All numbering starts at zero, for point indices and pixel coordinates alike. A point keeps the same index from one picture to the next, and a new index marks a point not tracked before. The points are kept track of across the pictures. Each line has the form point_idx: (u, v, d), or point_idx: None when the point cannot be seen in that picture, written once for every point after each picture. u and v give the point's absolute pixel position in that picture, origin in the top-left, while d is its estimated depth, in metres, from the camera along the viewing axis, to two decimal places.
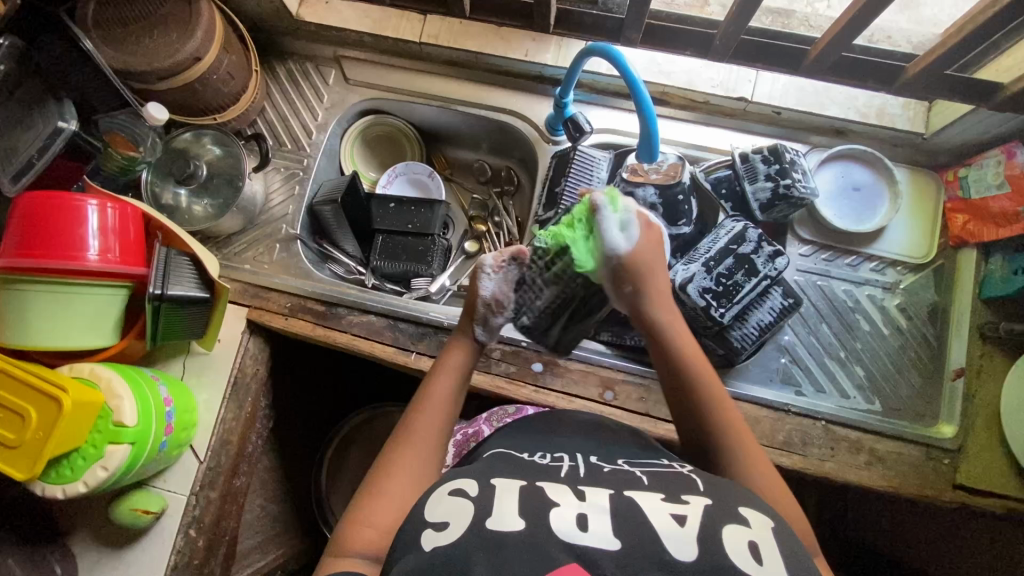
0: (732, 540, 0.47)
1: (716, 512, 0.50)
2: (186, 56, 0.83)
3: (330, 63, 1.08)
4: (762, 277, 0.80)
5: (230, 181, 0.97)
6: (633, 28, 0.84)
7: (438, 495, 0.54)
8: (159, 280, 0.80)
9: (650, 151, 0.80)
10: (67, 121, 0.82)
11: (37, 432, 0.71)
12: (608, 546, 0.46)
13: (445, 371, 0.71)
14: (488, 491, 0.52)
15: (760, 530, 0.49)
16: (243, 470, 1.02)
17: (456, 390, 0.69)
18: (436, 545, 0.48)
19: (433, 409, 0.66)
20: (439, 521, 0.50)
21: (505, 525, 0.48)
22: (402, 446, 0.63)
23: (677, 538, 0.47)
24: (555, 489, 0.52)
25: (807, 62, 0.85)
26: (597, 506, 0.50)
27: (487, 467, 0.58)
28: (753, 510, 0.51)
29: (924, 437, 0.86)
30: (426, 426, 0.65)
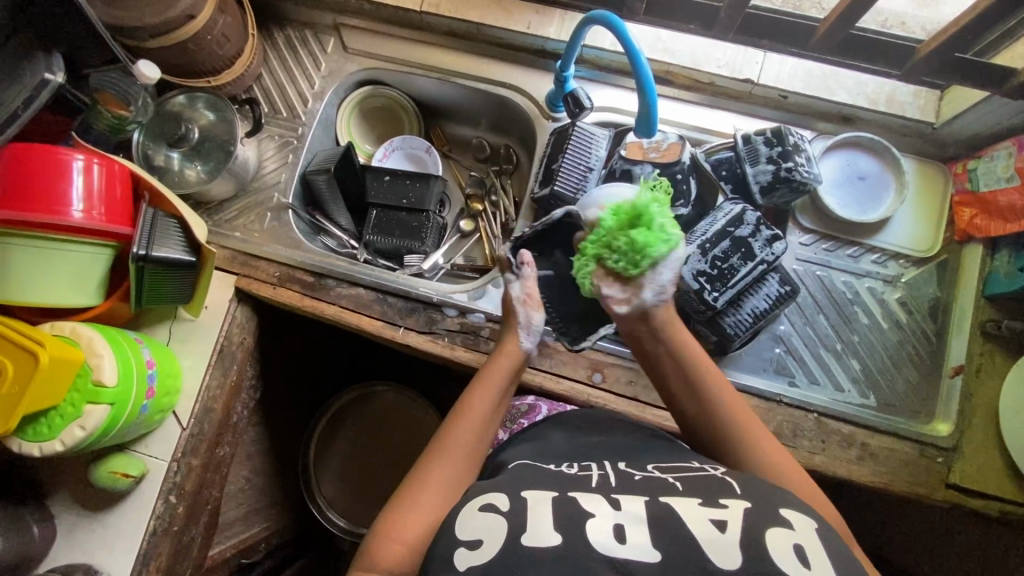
0: (778, 545, 0.46)
1: (754, 516, 0.48)
2: (178, 13, 0.81)
3: (329, 31, 1.06)
4: (758, 262, 0.77)
5: (222, 145, 0.96)
6: None
7: (470, 511, 0.53)
8: (143, 240, 0.79)
9: (648, 126, 0.78)
10: (54, 74, 0.75)
11: (13, 387, 0.69)
12: (647, 559, 0.46)
13: (488, 380, 0.69)
14: (520, 504, 0.52)
15: (805, 535, 0.47)
16: (227, 440, 1.01)
17: (497, 401, 0.68)
18: (471, 564, 0.48)
19: (473, 418, 0.65)
20: (472, 539, 0.50)
21: (540, 540, 0.48)
22: (439, 457, 0.61)
23: (721, 546, 0.46)
24: (589, 500, 0.52)
25: (814, 40, 0.85)
26: (633, 516, 0.49)
27: (515, 478, 0.57)
28: (793, 510, 0.50)
29: (919, 434, 0.85)
30: (465, 435, 0.64)
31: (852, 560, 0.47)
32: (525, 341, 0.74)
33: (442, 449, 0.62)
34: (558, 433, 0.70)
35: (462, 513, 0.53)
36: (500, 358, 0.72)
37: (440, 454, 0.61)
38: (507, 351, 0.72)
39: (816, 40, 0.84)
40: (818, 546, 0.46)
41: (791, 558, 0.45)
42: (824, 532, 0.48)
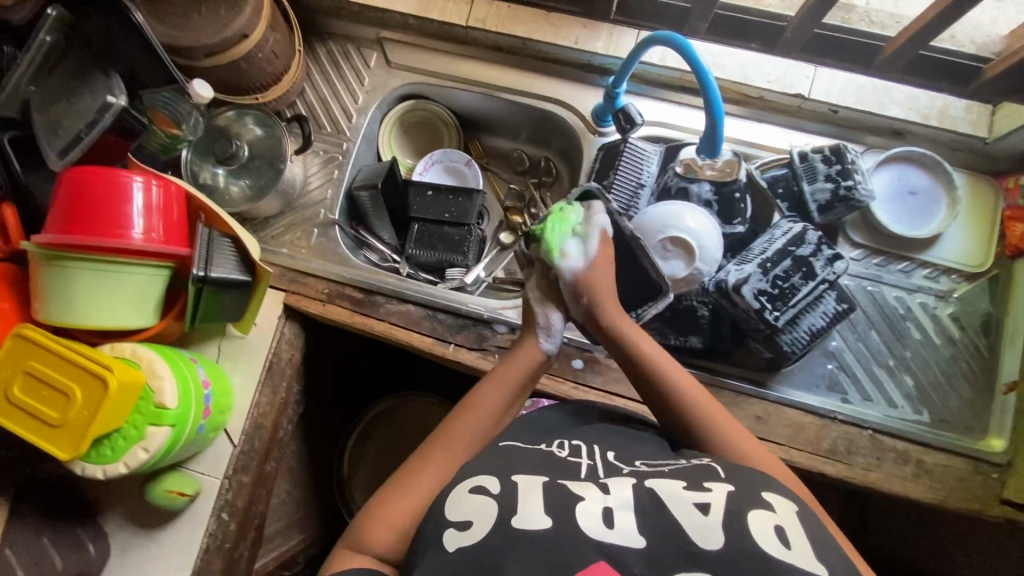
0: (759, 527, 0.49)
1: (738, 500, 0.52)
2: (234, 33, 0.80)
3: (372, 45, 1.05)
4: (820, 281, 0.77)
5: (271, 162, 0.96)
6: (701, 18, 0.89)
7: (460, 492, 0.56)
8: (202, 261, 0.79)
9: (712, 146, 0.80)
10: (116, 97, 0.77)
11: (81, 411, 0.70)
12: (631, 543, 0.49)
13: (500, 377, 0.72)
14: (510, 487, 0.55)
15: (784, 515, 0.51)
16: (274, 455, 1.01)
17: (507, 401, 0.70)
18: (460, 545, 0.50)
19: (479, 414, 0.68)
20: (462, 521, 0.53)
21: (531, 523, 0.50)
22: (439, 445, 0.64)
23: (704, 528, 0.49)
24: (577, 485, 0.55)
25: (881, 58, 0.89)
26: (621, 501, 0.52)
27: (506, 459, 0.60)
28: (775, 494, 0.54)
29: (973, 450, 0.85)
30: (468, 428, 0.66)
31: (836, 553, 0.50)
32: (545, 344, 0.76)
33: (442, 438, 0.65)
34: (554, 418, 0.73)
35: (453, 494, 0.56)
36: (517, 359, 0.74)
37: (439, 443, 0.65)
38: (525, 352, 0.74)
39: (882, 58, 0.89)
40: (796, 525, 0.51)
41: (772, 538, 0.48)
42: (801, 511, 0.53)
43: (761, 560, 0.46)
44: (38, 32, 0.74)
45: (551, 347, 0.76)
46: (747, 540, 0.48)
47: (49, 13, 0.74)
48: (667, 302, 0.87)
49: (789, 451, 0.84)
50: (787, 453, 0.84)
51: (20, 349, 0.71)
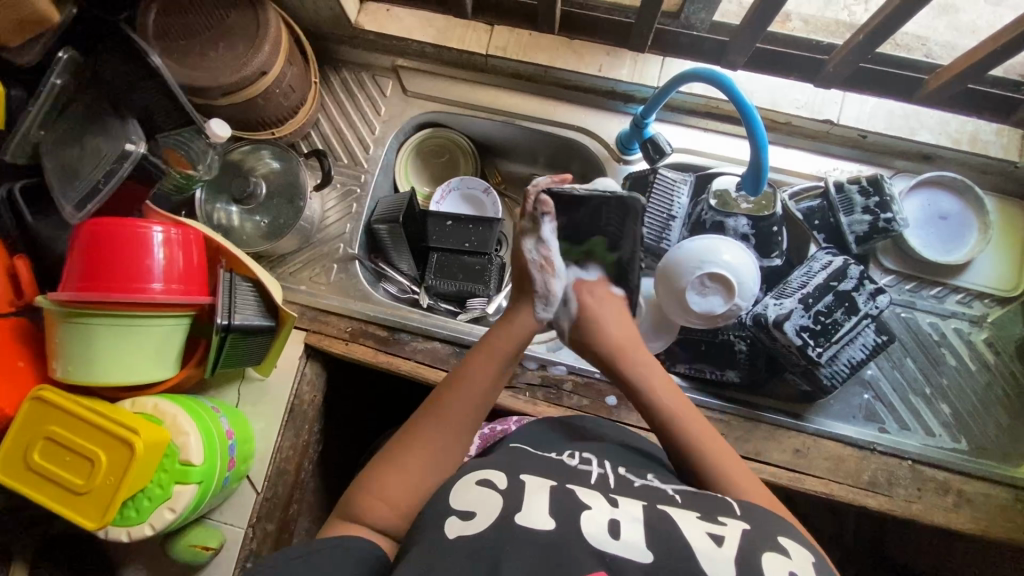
0: (772, 568, 0.45)
1: (754, 537, 0.48)
2: (254, 70, 0.78)
3: (387, 73, 1.03)
4: (863, 316, 0.76)
5: (289, 199, 0.92)
6: (739, 53, 0.86)
7: (466, 483, 0.55)
8: (225, 309, 0.76)
9: (756, 183, 0.77)
10: (135, 145, 0.74)
11: (107, 476, 0.67)
12: (640, 558, 0.45)
13: (490, 345, 0.70)
14: (517, 487, 0.53)
15: (801, 562, 0.47)
16: (297, 498, 0.98)
17: (500, 371, 0.69)
18: (462, 533, 0.49)
19: (473, 384, 0.66)
20: (466, 511, 0.51)
21: (536, 523, 0.48)
22: (436, 418, 0.63)
23: (713, 558, 0.46)
24: (586, 494, 0.53)
25: (924, 92, 0.85)
26: (630, 515, 0.50)
27: (514, 461, 0.59)
28: (792, 541, 0.50)
29: (1012, 477, 0.84)
30: (460, 399, 0.65)
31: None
32: (541, 312, 0.73)
33: (439, 409, 0.64)
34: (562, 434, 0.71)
35: (460, 484, 0.55)
36: (511, 328, 0.71)
37: (436, 415, 0.63)
38: (518, 321, 0.72)
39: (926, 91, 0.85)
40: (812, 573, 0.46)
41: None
42: (818, 564, 0.48)
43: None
44: (50, 75, 0.71)
45: (546, 316, 0.74)
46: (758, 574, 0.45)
47: (61, 56, 0.71)
48: (702, 337, 0.88)
49: (830, 485, 0.83)
50: (828, 486, 0.82)
51: (38, 411, 0.68)
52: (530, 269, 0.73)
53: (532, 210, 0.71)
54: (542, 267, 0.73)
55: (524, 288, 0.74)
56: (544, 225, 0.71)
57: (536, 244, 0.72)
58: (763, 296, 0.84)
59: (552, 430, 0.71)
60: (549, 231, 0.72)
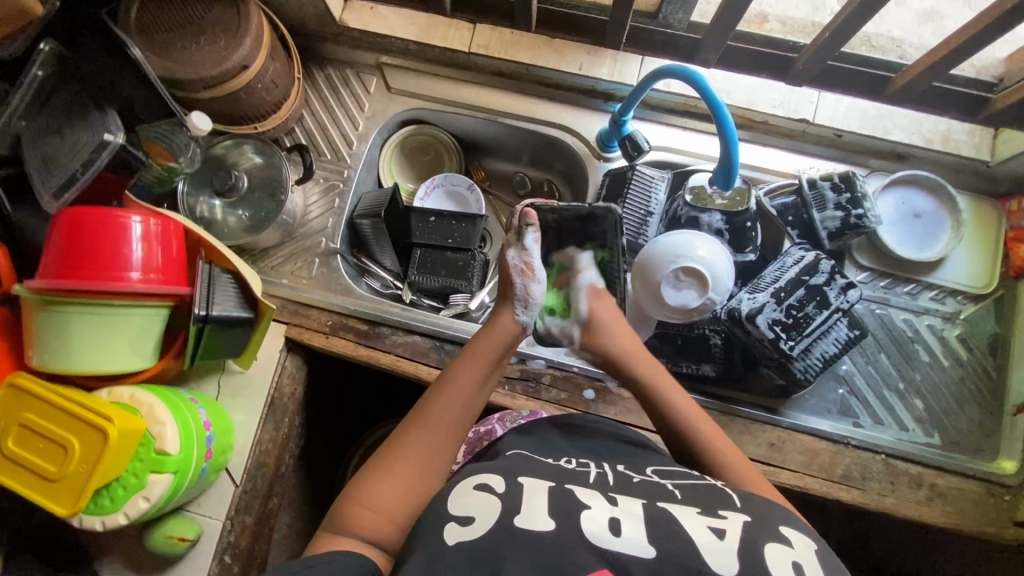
0: (776, 561, 0.46)
1: (755, 529, 0.49)
2: (234, 65, 0.79)
3: (371, 70, 1.04)
4: (834, 309, 0.77)
5: (272, 193, 0.93)
6: (712, 50, 0.86)
7: (465, 490, 0.54)
8: (203, 300, 0.76)
9: (727, 177, 0.79)
10: (114, 134, 0.74)
11: (80, 464, 0.67)
12: (643, 554, 0.46)
13: (475, 352, 0.70)
14: (516, 488, 0.53)
15: (804, 552, 0.48)
16: (277, 492, 0.98)
17: (484, 374, 0.69)
18: (461, 539, 0.48)
19: (457, 389, 0.66)
20: (464, 516, 0.50)
21: (535, 523, 0.48)
22: (421, 425, 0.63)
23: (717, 552, 0.46)
24: (584, 493, 0.53)
25: (891, 89, 0.86)
26: (629, 512, 0.50)
27: (513, 463, 0.59)
28: (795, 531, 0.50)
29: (984, 472, 0.85)
30: (447, 405, 0.65)
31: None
32: (522, 316, 0.74)
33: (425, 415, 0.64)
34: (552, 434, 0.70)
35: (457, 489, 0.55)
36: (492, 332, 0.72)
37: (422, 422, 0.63)
38: (499, 325, 0.73)
39: (893, 89, 0.85)
40: (813, 560, 0.47)
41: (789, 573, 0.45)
42: (821, 550, 0.49)
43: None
44: (31, 65, 0.72)
45: (528, 320, 0.75)
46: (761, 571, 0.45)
47: (43, 48, 0.72)
48: (677, 331, 0.89)
49: (804, 478, 0.83)
50: (802, 479, 0.83)
51: (15, 398, 0.69)
52: (512, 274, 0.74)
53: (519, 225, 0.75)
54: (521, 273, 0.74)
55: (506, 293, 0.75)
56: (528, 233, 0.74)
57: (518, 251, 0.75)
58: (737, 290, 0.85)
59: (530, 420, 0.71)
60: (534, 242, 0.75)
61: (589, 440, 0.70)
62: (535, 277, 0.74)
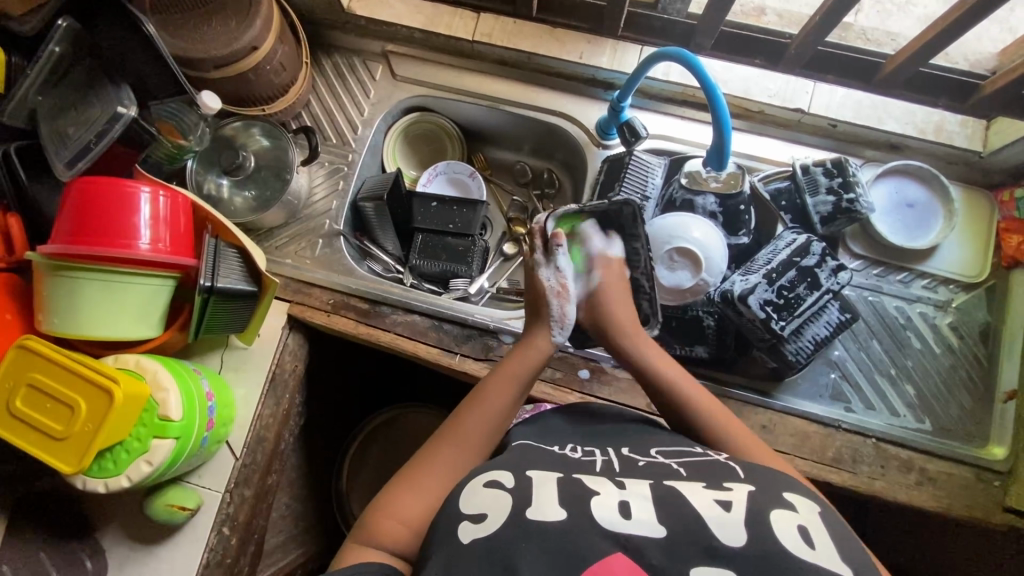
0: (781, 523, 0.47)
1: (761, 498, 0.50)
2: (243, 45, 0.81)
3: (377, 58, 1.06)
4: (824, 290, 0.79)
5: (277, 173, 0.96)
6: (706, 36, 0.89)
7: (472, 488, 0.54)
8: (209, 271, 0.79)
9: (719, 160, 0.81)
10: (127, 108, 0.77)
11: (86, 424, 0.69)
12: (653, 534, 0.47)
13: (508, 371, 0.70)
14: (525, 483, 0.53)
15: (807, 515, 0.49)
16: (276, 468, 0.99)
17: (517, 392, 0.69)
18: (475, 538, 0.49)
19: (489, 406, 0.66)
20: (477, 513, 0.51)
21: (547, 515, 0.49)
22: (452, 442, 0.63)
23: (724, 524, 0.47)
24: (593, 481, 0.54)
25: (881, 75, 0.90)
26: (638, 495, 0.51)
27: (521, 457, 0.59)
28: (798, 496, 0.51)
29: (976, 458, 0.85)
30: (479, 424, 0.65)
31: (859, 549, 0.47)
32: (556, 337, 0.75)
33: (456, 431, 0.64)
34: (556, 419, 0.71)
35: (468, 488, 0.55)
36: (525, 352, 0.72)
37: (453, 437, 0.63)
38: (534, 345, 0.73)
39: (883, 75, 0.90)
40: (819, 524, 0.48)
41: (795, 537, 0.46)
42: (826, 514, 0.50)
43: (782, 556, 0.44)
44: (49, 42, 0.75)
45: (562, 340, 0.76)
46: (769, 537, 0.45)
47: (59, 23, 0.74)
48: (673, 313, 0.89)
49: (795, 460, 0.84)
50: (794, 461, 0.84)
51: (23, 359, 0.71)
52: (548, 296, 0.76)
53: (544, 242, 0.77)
54: (557, 296, 0.76)
55: (540, 313, 0.76)
56: (559, 256, 0.76)
57: (554, 272, 0.76)
58: (731, 273, 0.87)
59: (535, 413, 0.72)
60: (567, 263, 0.77)
61: (589, 422, 0.71)
62: (572, 299, 0.76)
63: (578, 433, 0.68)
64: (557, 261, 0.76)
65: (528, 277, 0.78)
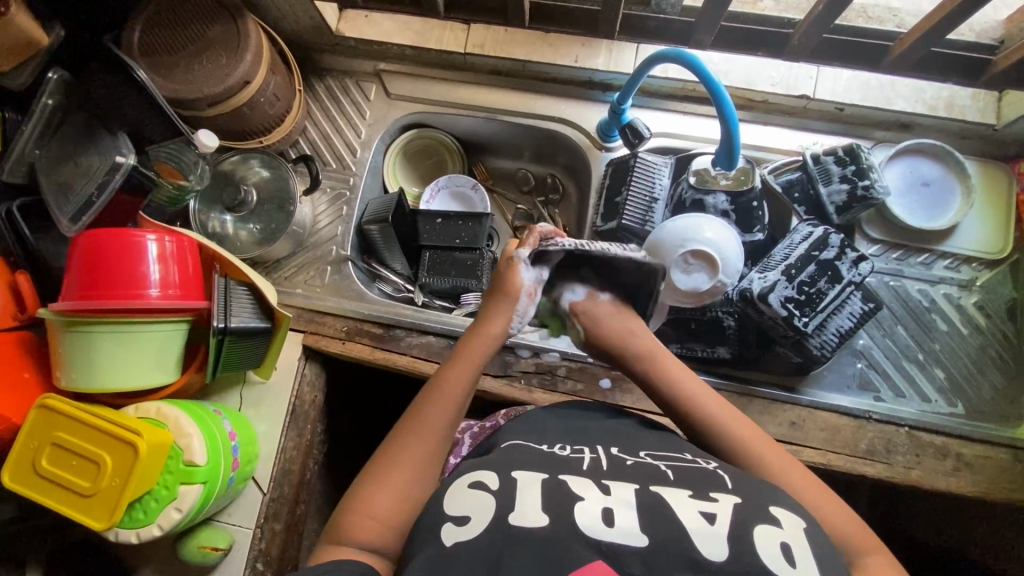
0: (765, 541, 0.46)
1: (745, 510, 0.48)
2: (236, 81, 0.81)
3: (370, 77, 1.05)
4: (846, 283, 0.78)
5: (281, 205, 0.95)
6: (705, 32, 0.86)
7: (456, 489, 0.53)
8: (221, 313, 0.78)
9: (729, 157, 0.80)
10: (125, 156, 0.78)
11: (113, 478, 0.69)
12: (635, 542, 0.46)
13: (464, 358, 0.67)
14: (509, 484, 0.52)
15: (792, 532, 0.47)
16: (304, 498, 0.98)
17: (472, 382, 0.66)
18: (458, 539, 0.48)
19: (446, 397, 0.63)
20: (460, 515, 0.50)
21: (528, 521, 0.48)
22: (409, 435, 0.61)
23: (708, 537, 0.46)
24: (577, 484, 0.51)
25: (890, 59, 0.86)
26: (622, 501, 0.49)
27: (506, 456, 0.57)
28: (783, 508, 0.50)
29: (1010, 439, 0.83)
30: (437, 416, 0.62)
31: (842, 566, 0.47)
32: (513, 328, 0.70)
33: (416, 424, 0.61)
34: (549, 413, 0.69)
35: (450, 491, 0.53)
36: (479, 336, 0.68)
37: (414, 431, 0.61)
38: (490, 330, 0.68)
39: (891, 58, 0.85)
40: (804, 541, 0.47)
41: (776, 552, 0.45)
42: (810, 529, 0.48)
43: (759, 568, 0.44)
44: (41, 95, 0.75)
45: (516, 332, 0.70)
46: (751, 556, 0.45)
47: (50, 76, 0.74)
48: (691, 315, 0.89)
49: (827, 455, 0.82)
50: (825, 457, 0.82)
51: (45, 419, 0.70)
52: (519, 294, 0.68)
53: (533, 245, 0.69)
54: (527, 295, 0.69)
55: (503, 298, 0.68)
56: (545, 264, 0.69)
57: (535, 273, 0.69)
58: (748, 270, 0.86)
59: (544, 416, 0.68)
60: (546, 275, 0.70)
61: (593, 413, 0.70)
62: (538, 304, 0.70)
63: (568, 428, 0.65)
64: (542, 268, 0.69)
65: (503, 265, 0.70)
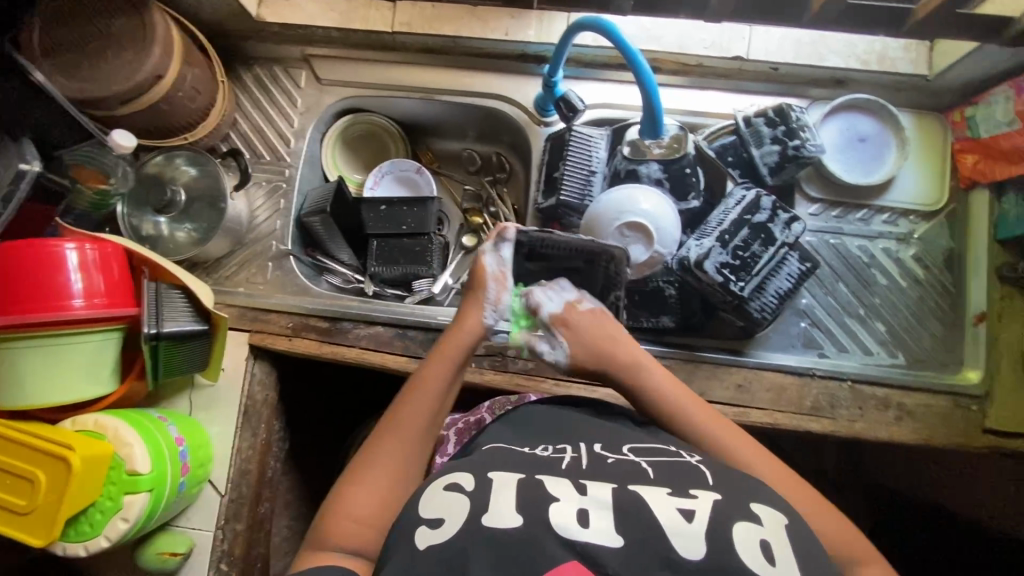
0: (744, 537, 0.46)
1: (725, 507, 0.48)
2: (146, 76, 0.78)
3: (299, 63, 1.02)
4: (779, 244, 0.78)
5: (212, 202, 0.92)
6: None
7: (433, 491, 0.52)
8: (153, 318, 0.77)
9: (654, 127, 0.80)
10: (30, 163, 0.76)
11: (49, 494, 0.67)
12: (612, 543, 0.45)
13: (440, 354, 0.66)
14: (485, 484, 0.51)
15: (773, 529, 0.47)
16: (267, 495, 0.95)
17: (451, 378, 0.65)
18: (431, 543, 0.47)
19: (425, 395, 0.63)
20: (434, 517, 0.49)
21: (501, 521, 0.47)
22: (389, 437, 0.60)
23: (686, 535, 0.46)
24: (555, 483, 0.50)
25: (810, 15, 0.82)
26: (598, 502, 0.48)
27: (486, 459, 0.55)
28: (763, 504, 0.50)
29: (950, 386, 0.85)
30: (415, 415, 0.62)
31: (819, 554, 0.47)
32: (489, 318, 0.70)
33: (392, 425, 0.61)
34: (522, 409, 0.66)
35: (426, 494, 0.52)
36: (455, 331, 0.68)
37: (392, 428, 0.61)
38: (468, 322, 0.69)
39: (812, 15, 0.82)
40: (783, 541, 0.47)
41: (756, 552, 0.45)
42: (792, 527, 0.48)
43: (737, 568, 0.44)
44: None
45: (495, 322, 0.71)
46: (728, 552, 0.44)
47: None
48: (635, 286, 0.87)
49: (774, 415, 0.84)
50: (772, 416, 0.84)
51: None
52: (485, 279, 0.71)
53: (495, 235, 0.73)
54: (494, 280, 0.71)
55: (475, 293, 0.71)
56: (504, 245, 0.72)
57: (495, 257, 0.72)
58: (687, 238, 0.85)
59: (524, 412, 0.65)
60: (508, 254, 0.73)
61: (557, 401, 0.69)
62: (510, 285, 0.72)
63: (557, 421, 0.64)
64: (503, 249, 0.72)
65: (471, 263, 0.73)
